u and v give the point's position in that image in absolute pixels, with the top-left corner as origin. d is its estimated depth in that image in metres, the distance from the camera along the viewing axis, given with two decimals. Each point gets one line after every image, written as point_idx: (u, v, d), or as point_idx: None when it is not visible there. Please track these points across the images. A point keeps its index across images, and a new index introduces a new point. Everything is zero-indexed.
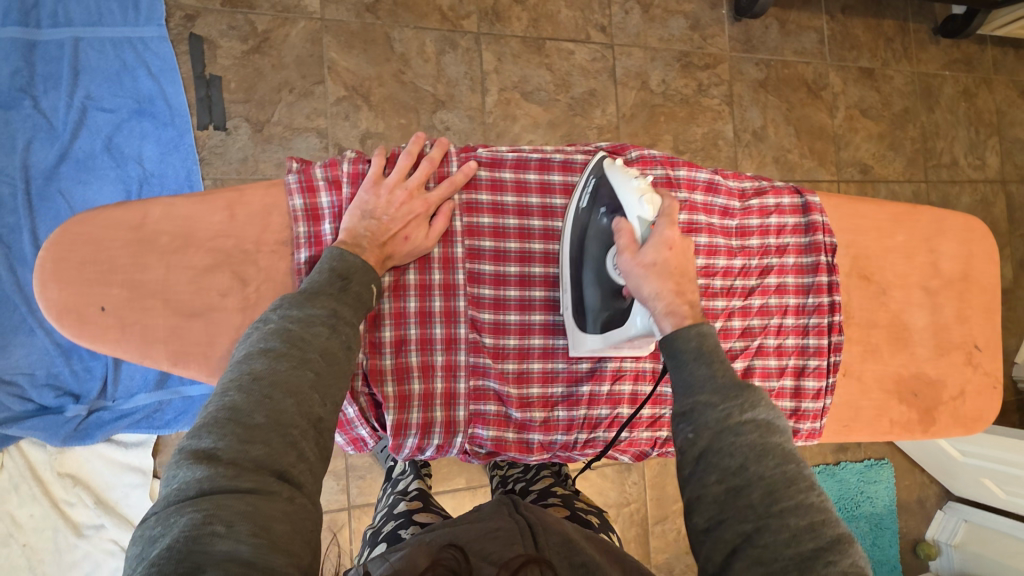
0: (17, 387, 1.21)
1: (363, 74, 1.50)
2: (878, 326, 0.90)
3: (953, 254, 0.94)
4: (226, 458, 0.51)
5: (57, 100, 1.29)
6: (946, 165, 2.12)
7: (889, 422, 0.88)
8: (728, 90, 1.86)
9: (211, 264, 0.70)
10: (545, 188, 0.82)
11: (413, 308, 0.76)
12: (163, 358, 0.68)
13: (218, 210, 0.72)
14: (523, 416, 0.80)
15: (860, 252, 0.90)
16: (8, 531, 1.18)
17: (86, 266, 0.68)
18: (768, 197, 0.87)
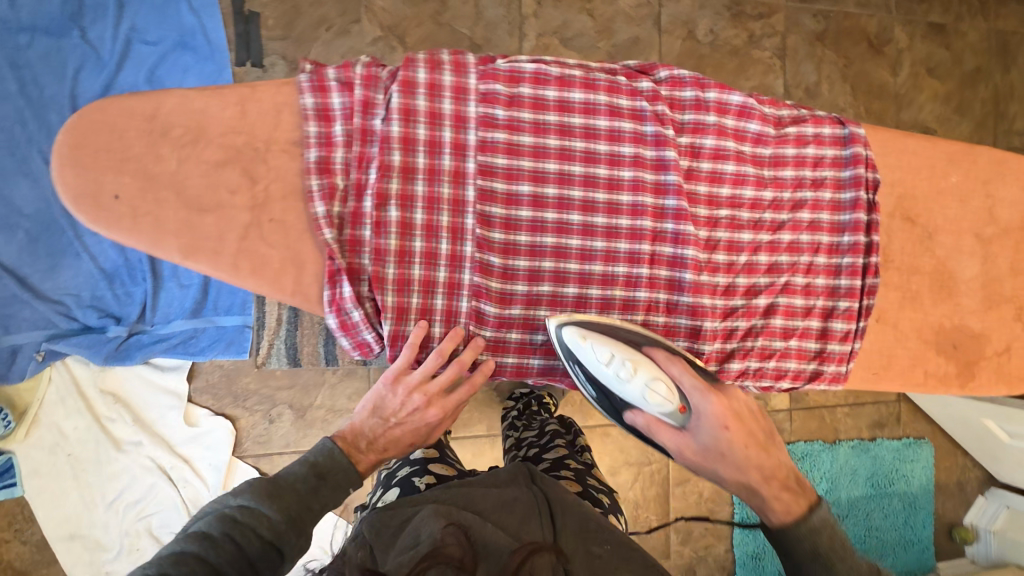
0: (64, 306, 1.27)
1: (400, 14, 1.48)
2: (922, 272, 0.84)
3: (1013, 200, 0.87)
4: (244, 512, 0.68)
5: (104, 31, 1.32)
6: (1017, 132, 1.98)
7: (925, 375, 0.83)
8: (782, 42, 1.76)
9: (222, 160, 0.72)
10: (564, 106, 0.76)
11: (420, 220, 0.73)
12: (174, 251, 0.70)
13: (229, 105, 0.73)
14: (526, 338, 0.79)
15: (905, 191, 0.84)
16: (54, 440, 1.26)
17: (101, 156, 0.70)
18: (807, 126, 0.81)
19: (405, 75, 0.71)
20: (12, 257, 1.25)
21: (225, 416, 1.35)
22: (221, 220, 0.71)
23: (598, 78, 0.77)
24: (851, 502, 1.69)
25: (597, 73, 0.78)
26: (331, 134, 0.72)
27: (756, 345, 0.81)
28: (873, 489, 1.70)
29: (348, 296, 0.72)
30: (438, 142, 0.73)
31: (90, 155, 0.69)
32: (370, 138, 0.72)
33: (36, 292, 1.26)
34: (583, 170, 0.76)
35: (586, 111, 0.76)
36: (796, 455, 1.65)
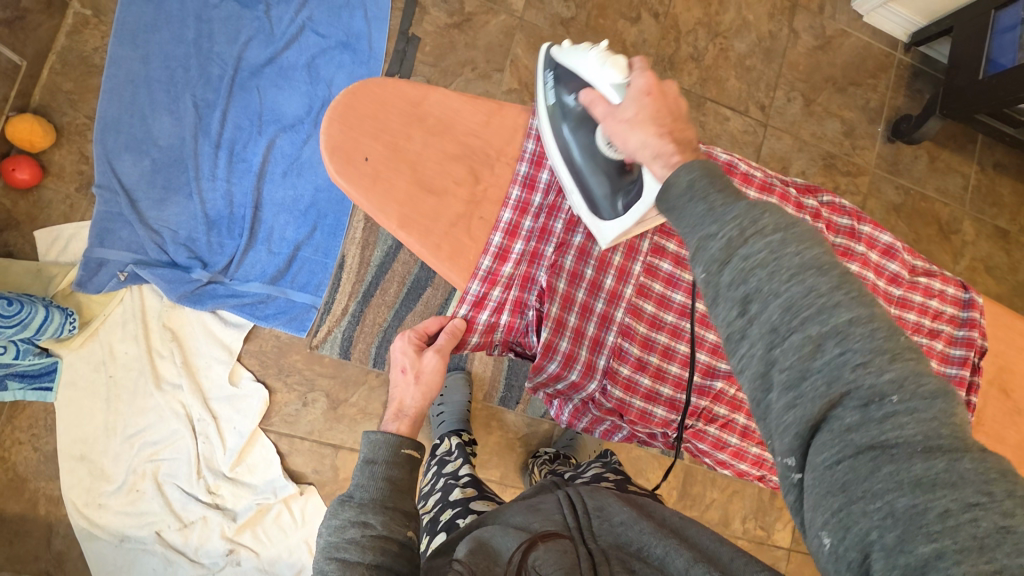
0: (159, 237, 1.32)
1: (538, 76, 1.61)
2: (1005, 443, 0.88)
3: None
4: (386, 513, 0.72)
5: (284, 14, 1.44)
6: None
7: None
8: (863, 202, 1.89)
9: (457, 155, 0.80)
10: None
11: (597, 252, 0.81)
12: (395, 218, 0.75)
13: (479, 114, 0.82)
14: (652, 386, 0.85)
15: (1006, 365, 0.90)
16: (103, 358, 1.28)
17: (365, 121, 0.78)
18: (936, 282, 0.89)
19: None
20: (131, 178, 1.32)
21: (264, 385, 1.35)
22: (443, 203, 0.78)
23: (773, 185, 0.86)
24: None
25: (774, 179, 0.87)
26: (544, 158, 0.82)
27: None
28: None
29: (514, 298, 0.80)
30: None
31: (356, 116, 0.77)
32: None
33: (141, 216, 1.31)
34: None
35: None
36: None
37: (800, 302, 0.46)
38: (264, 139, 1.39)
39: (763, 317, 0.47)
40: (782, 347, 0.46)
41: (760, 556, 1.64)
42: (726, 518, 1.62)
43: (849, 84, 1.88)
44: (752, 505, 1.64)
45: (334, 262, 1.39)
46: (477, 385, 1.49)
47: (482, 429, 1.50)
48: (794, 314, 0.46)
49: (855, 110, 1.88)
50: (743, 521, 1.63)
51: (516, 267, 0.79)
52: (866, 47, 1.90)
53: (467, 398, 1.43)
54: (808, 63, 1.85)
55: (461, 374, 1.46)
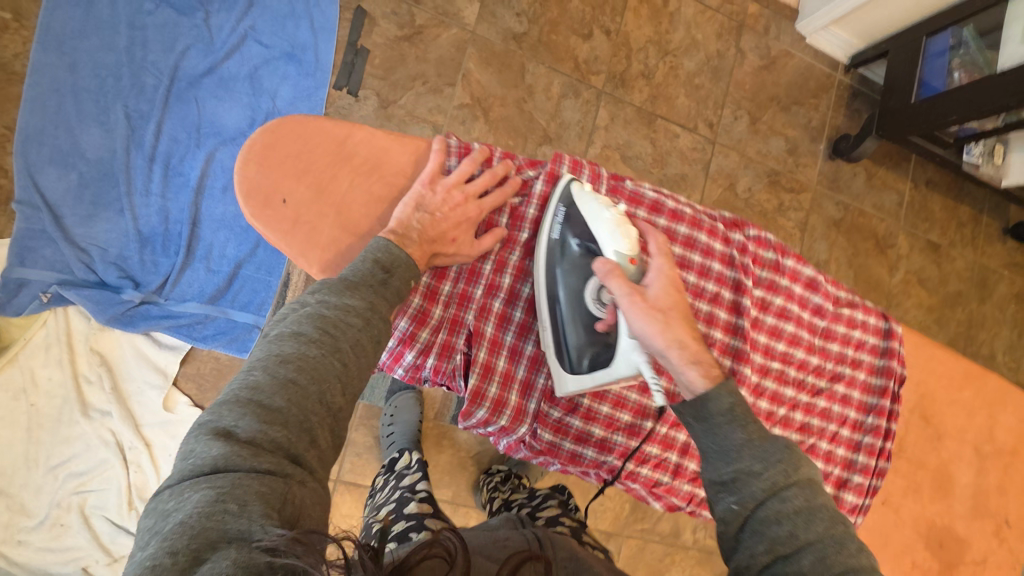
0: (87, 256, 1.25)
1: (490, 91, 1.61)
2: (924, 466, 0.92)
3: (1009, 427, 0.97)
4: (224, 475, 0.48)
5: (224, 22, 1.39)
6: (983, 356, 2.19)
7: (912, 565, 0.89)
8: (805, 218, 1.96)
9: (388, 196, 0.78)
10: (670, 235, 0.85)
11: (525, 293, 0.86)
12: (316, 264, 0.73)
13: (409, 152, 0.80)
14: (584, 427, 0.87)
15: (926, 393, 0.94)
16: (23, 386, 1.20)
17: (286, 160, 0.75)
18: (858, 312, 0.92)
19: (551, 168, 0.85)
20: (55, 194, 1.25)
21: (203, 410, 1.29)
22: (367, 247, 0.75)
23: (704, 221, 0.87)
24: None
25: (702, 215, 0.88)
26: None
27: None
28: None
29: (440, 341, 0.81)
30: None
31: (280, 154, 0.74)
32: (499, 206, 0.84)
33: (65, 234, 1.24)
34: None
35: (687, 244, 0.85)
36: None
37: (828, 553, 0.59)
38: (202, 152, 1.34)
39: (794, 559, 0.59)
40: (789, 555, 0.60)
41: (709, 564, 1.68)
42: (677, 528, 1.65)
43: (792, 104, 1.95)
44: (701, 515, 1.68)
45: (278, 280, 1.34)
46: (428, 404, 1.47)
47: (433, 448, 1.48)
48: (800, 534, 0.60)
49: (798, 128, 1.95)
50: (692, 531, 1.66)
51: (445, 310, 0.81)
52: (808, 68, 1.97)
53: (419, 418, 1.40)
54: (754, 83, 1.90)
55: (411, 393, 1.43)
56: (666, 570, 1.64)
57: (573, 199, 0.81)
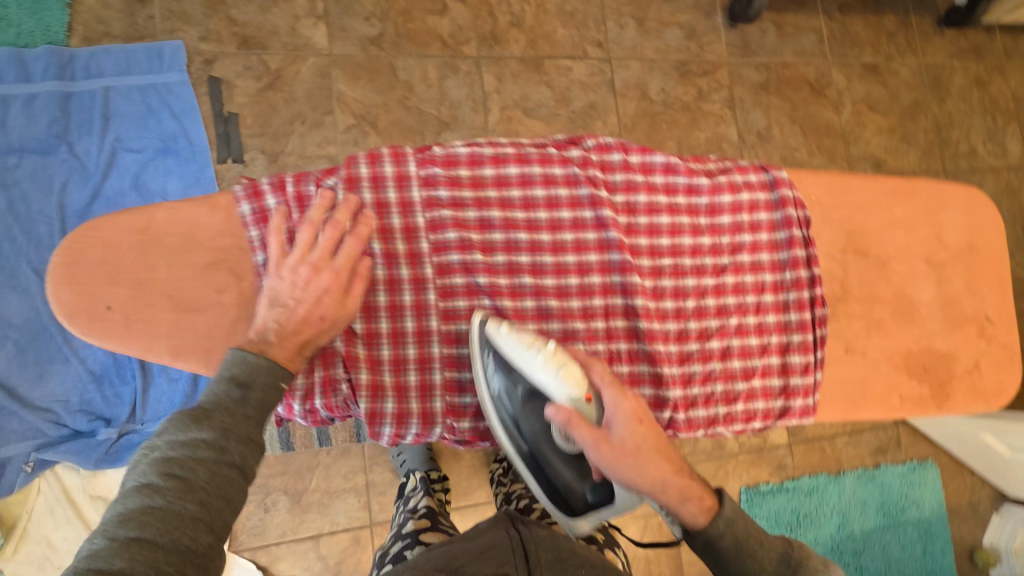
0: (53, 413, 1.27)
1: (369, 103, 1.58)
2: (879, 299, 0.87)
3: (958, 226, 0.91)
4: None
5: (89, 145, 1.38)
6: (964, 154, 2.11)
7: (898, 399, 0.85)
8: (729, 94, 1.88)
9: (212, 262, 0.77)
10: (501, 181, 0.83)
11: (384, 302, 0.80)
12: (166, 352, 0.74)
13: (217, 212, 0.79)
14: None
15: (855, 227, 0.88)
16: (43, 553, 1.23)
17: (97, 270, 0.75)
18: (737, 175, 0.88)
19: (348, 172, 0.80)
20: (1, 369, 1.26)
21: None
22: (213, 317, 0.76)
23: (529, 150, 0.84)
24: (865, 533, 1.85)
25: (529, 147, 0.85)
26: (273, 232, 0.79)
27: (720, 390, 0.83)
28: (886, 519, 1.87)
29: (323, 381, 0.78)
30: (388, 229, 0.80)
31: (85, 269, 0.74)
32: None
33: (25, 402, 1.26)
34: (525, 237, 0.82)
35: (524, 183, 0.83)
36: (802, 490, 1.81)
37: None
38: None
39: None
40: None
41: (764, 461, 1.80)
42: (721, 441, 1.75)
43: None
44: None
45: None
46: None
47: (451, 459, 1.50)
48: None
49: (688, 11, 1.88)
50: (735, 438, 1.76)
51: (314, 351, 0.78)
52: None
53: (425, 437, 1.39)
54: None
55: None
56: (724, 482, 1.74)
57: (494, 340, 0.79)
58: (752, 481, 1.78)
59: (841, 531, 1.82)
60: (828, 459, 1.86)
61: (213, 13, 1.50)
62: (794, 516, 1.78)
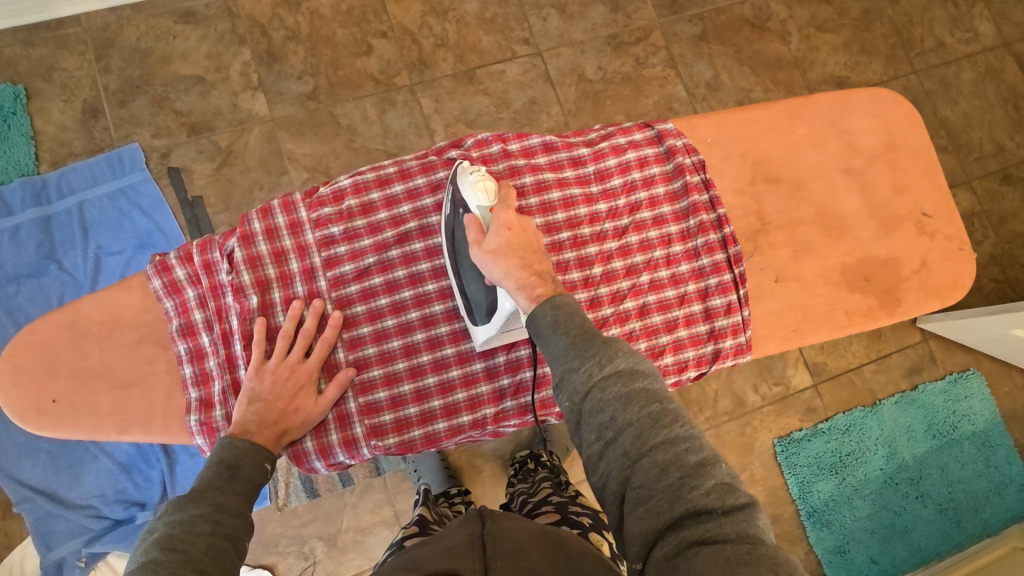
0: (93, 508, 1.36)
1: (319, 154, 1.65)
2: (805, 223, 0.99)
3: (866, 130, 1.03)
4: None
5: (76, 257, 1.50)
6: (932, 49, 2.02)
7: (845, 314, 0.96)
8: (668, 54, 1.87)
9: (137, 338, 0.91)
10: (391, 201, 0.94)
11: None
12: (112, 428, 0.87)
13: (134, 293, 0.92)
14: (469, 392, 0.94)
15: (759, 157, 1.00)
16: None
17: (38, 368, 0.88)
18: (622, 138, 0.99)
19: (241, 230, 0.89)
20: (39, 478, 1.35)
21: (264, 567, 1.42)
22: (146, 387, 0.89)
23: (413, 164, 0.96)
24: (919, 460, 1.72)
25: (409, 163, 0.96)
26: (186, 300, 0.91)
27: (646, 347, 0.92)
28: (937, 439, 1.73)
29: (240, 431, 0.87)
30: (287, 275, 0.91)
31: (26, 373, 0.87)
32: (223, 290, 0.90)
33: (66, 503, 1.35)
34: (421, 245, 0.95)
35: (411, 197, 0.95)
36: (839, 429, 1.71)
37: (645, 432, 0.64)
38: None
39: (619, 443, 0.65)
40: (614, 438, 0.65)
41: (792, 408, 1.71)
42: (740, 397, 1.69)
43: None
44: (754, 371, 1.71)
45: None
46: None
47: (471, 471, 1.53)
48: (620, 417, 0.65)
49: None
50: (755, 391, 1.69)
51: (224, 405, 0.88)
52: None
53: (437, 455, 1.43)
54: None
55: None
56: (754, 438, 1.68)
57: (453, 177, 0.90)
58: (784, 431, 1.69)
59: (892, 463, 1.70)
60: (860, 391, 1.76)
61: (159, 110, 1.61)
62: (827, 455, 1.68)
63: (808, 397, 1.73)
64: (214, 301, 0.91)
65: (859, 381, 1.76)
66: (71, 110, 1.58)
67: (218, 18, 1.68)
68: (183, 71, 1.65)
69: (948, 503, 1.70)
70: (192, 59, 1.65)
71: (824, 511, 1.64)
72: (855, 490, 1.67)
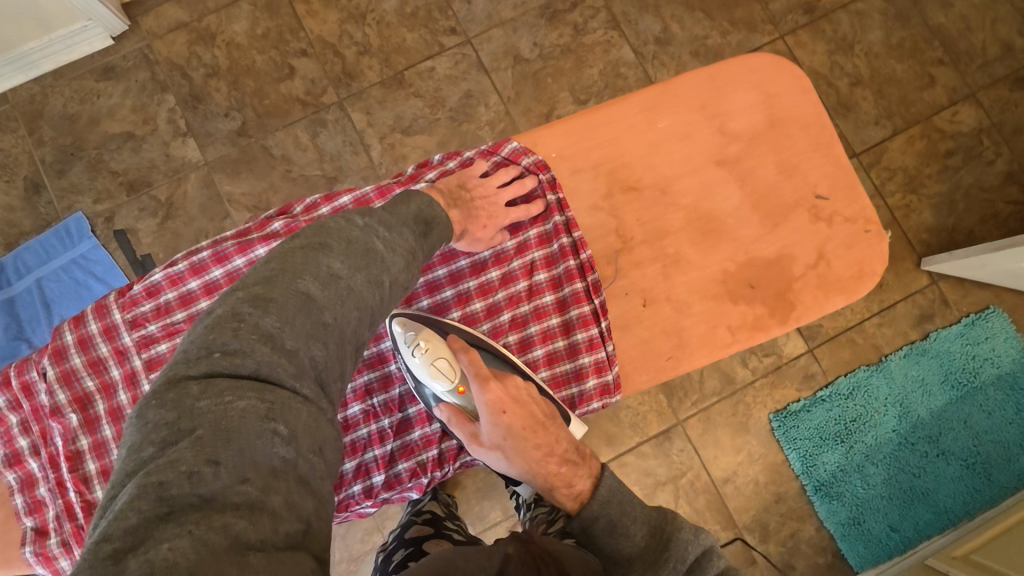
0: None
1: (258, 191, 1.61)
2: (674, 232, 1.01)
3: (739, 115, 1.03)
4: (181, 523, 0.53)
5: (43, 334, 1.52)
6: None
7: (728, 329, 0.99)
8: (608, 14, 1.71)
9: None
10: (207, 287, 0.96)
11: None
12: None
13: None
14: (358, 462, 0.99)
15: (618, 165, 1.02)
16: None
17: None
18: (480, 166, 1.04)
19: (53, 349, 0.95)
20: None
21: None
22: None
23: (228, 245, 0.96)
24: (936, 415, 1.58)
25: (221, 243, 0.97)
26: (11, 427, 0.96)
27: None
28: (957, 390, 1.59)
29: (77, 553, 0.92)
30: (109, 384, 0.96)
31: None
32: (43, 412, 0.95)
33: None
34: None
35: (229, 277, 0.96)
36: (842, 394, 1.60)
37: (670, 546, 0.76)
38: None
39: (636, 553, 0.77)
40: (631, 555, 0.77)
41: (788, 377, 1.62)
42: (727, 373, 1.61)
43: None
44: None
45: None
46: None
47: (456, 488, 1.51)
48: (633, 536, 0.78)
49: None
50: (743, 365, 1.61)
51: (58, 530, 0.93)
52: None
53: None
54: None
55: None
56: (749, 416, 1.60)
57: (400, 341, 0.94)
58: (780, 404, 1.60)
59: (905, 422, 1.58)
60: (863, 349, 1.63)
61: (96, 174, 1.61)
62: (828, 431, 1.58)
63: (805, 364, 1.62)
64: (39, 423, 0.96)
65: (861, 340, 1.63)
66: (15, 189, 1.60)
67: (137, 68, 1.65)
68: (113, 130, 1.63)
69: (973, 458, 1.56)
70: (118, 116, 1.63)
71: (831, 483, 1.55)
72: (865, 456, 1.57)
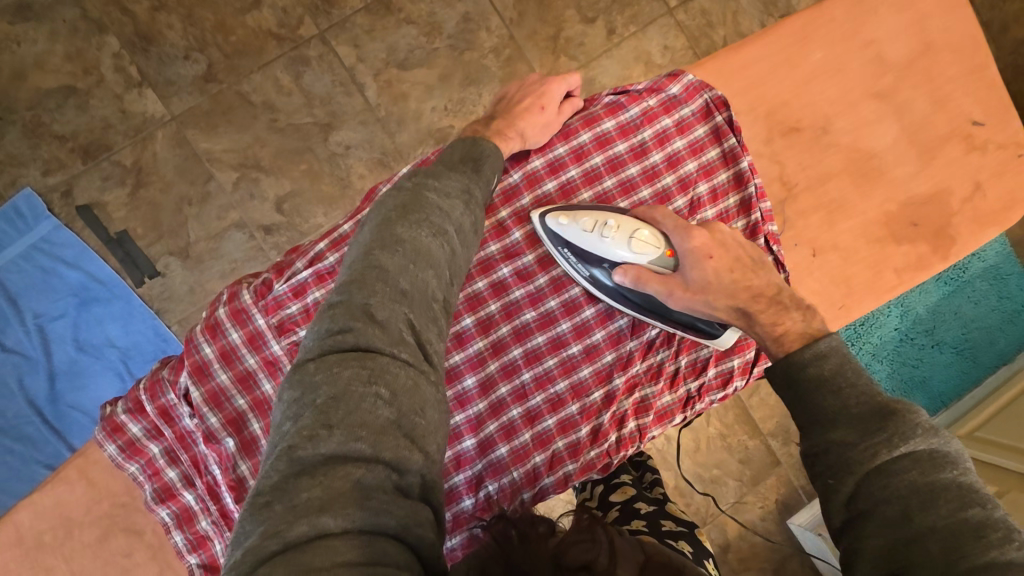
0: None
1: (241, 145, 1.41)
2: (836, 174, 1.02)
3: (891, 41, 1.04)
4: (365, 379, 0.57)
5: (16, 334, 1.34)
6: None
7: (894, 272, 1.02)
8: None
9: (102, 532, 0.93)
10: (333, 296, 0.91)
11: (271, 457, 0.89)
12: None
13: (76, 482, 0.93)
14: (548, 451, 0.91)
15: (776, 105, 1.02)
16: None
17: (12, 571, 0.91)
18: (645, 105, 0.97)
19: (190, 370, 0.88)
20: None
21: None
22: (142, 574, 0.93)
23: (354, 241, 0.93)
24: (933, 310, 1.69)
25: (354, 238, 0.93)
26: (152, 458, 0.90)
27: (685, 363, 0.94)
28: (950, 285, 1.70)
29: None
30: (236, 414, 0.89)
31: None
32: (192, 438, 0.90)
33: None
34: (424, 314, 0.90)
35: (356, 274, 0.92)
36: None
37: (958, 542, 0.53)
38: None
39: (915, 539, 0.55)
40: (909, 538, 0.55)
41: None
42: None
43: None
44: None
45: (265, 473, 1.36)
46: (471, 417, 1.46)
47: None
48: (914, 514, 0.56)
49: None
50: None
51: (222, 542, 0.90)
52: None
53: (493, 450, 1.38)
54: None
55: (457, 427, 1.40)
56: None
57: (560, 236, 0.89)
58: None
59: (906, 320, 1.68)
60: None
61: (38, 141, 1.36)
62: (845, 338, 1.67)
63: None
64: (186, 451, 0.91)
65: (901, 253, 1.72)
66: None
67: (61, 3, 1.35)
68: (47, 84, 1.36)
69: (962, 344, 1.70)
70: (50, 66, 1.36)
71: None
72: (873, 355, 1.68)
